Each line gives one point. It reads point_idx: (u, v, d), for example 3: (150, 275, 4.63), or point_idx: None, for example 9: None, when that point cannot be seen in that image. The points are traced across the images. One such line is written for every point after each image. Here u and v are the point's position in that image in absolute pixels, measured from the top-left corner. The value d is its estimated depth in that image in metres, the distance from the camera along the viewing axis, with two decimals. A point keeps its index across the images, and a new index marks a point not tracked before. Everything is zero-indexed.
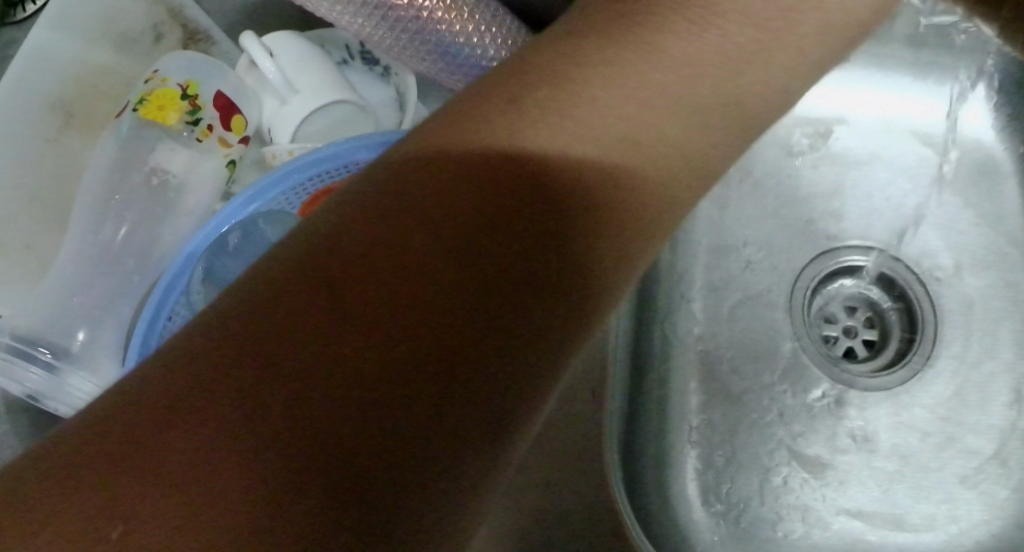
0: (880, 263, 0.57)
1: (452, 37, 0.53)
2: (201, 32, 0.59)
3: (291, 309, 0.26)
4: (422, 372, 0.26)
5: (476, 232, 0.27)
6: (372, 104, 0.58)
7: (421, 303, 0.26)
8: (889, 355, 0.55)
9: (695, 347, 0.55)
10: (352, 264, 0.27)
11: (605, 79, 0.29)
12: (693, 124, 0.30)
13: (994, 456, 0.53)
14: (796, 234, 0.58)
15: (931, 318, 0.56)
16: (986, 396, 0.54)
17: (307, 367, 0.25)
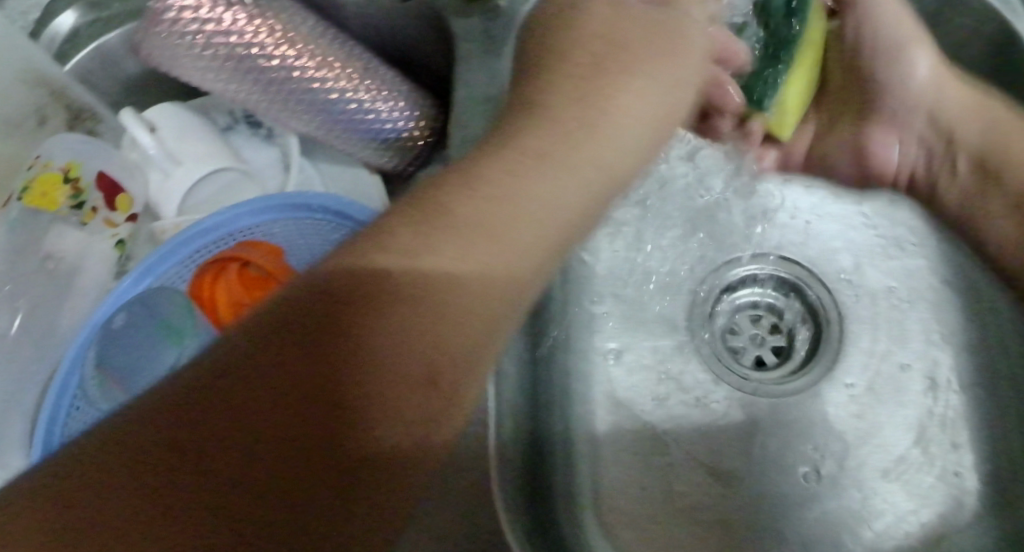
0: (780, 269, 0.58)
1: (323, 94, 0.52)
2: (87, 111, 0.56)
3: (146, 459, 0.30)
4: (257, 500, 0.30)
5: (307, 387, 0.31)
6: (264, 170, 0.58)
7: (251, 439, 0.30)
8: (799, 360, 0.55)
9: (604, 378, 0.54)
10: (193, 425, 0.30)
11: (462, 236, 0.34)
12: (488, 257, 0.35)
13: (915, 446, 0.52)
14: (694, 250, 0.58)
15: (836, 315, 0.55)
16: (879, 380, 0.53)
17: (154, 511, 0.29)
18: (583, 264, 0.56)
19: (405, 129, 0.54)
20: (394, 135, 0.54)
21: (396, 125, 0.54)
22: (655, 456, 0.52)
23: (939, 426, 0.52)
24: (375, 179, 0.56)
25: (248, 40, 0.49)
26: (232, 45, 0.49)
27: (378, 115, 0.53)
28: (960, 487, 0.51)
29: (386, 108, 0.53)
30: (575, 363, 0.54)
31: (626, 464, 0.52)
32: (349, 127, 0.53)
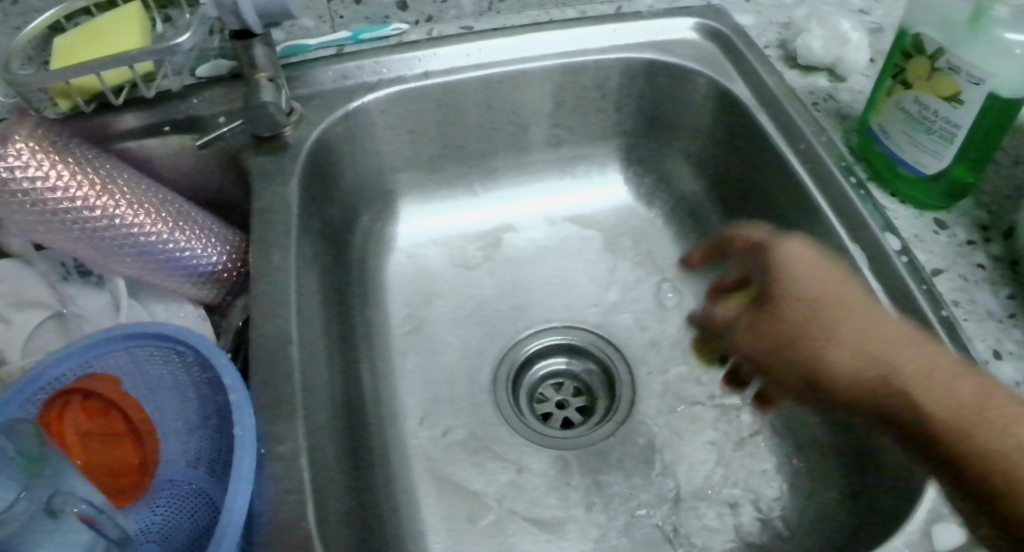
0: (575, 337, 0.62)
1: (142, 239, 0.58)
2: None
3: None
4: None
5: None
6: (94, 313, 0.60)
7: None
8: (598, 414, 0.60)
9: (420, 452, 0.56)
10: None
11: None
12: None
13: (715, 466, 0.57)
14: (491, 327, 0.61)
15: (626, 369, 0.61)
16: (675, 416, 0.59)
17: None
18: (392, 356, 0.59)
19: (219, 264, 0.61)
20: (211, 270, 0.61)
21: (211, 262, 0.61)
22: (486, 517, 0.54)
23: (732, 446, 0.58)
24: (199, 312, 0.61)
25: (72, 194, 0.55)
26: (58, 200, 0.55)
27: (193, 254, 0.60)
28: (756, 498, 0.56)
29: (200, 248, 0.60)
30: (396, 446, 0.56)
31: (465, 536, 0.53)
32: (167, 266, 0.59)
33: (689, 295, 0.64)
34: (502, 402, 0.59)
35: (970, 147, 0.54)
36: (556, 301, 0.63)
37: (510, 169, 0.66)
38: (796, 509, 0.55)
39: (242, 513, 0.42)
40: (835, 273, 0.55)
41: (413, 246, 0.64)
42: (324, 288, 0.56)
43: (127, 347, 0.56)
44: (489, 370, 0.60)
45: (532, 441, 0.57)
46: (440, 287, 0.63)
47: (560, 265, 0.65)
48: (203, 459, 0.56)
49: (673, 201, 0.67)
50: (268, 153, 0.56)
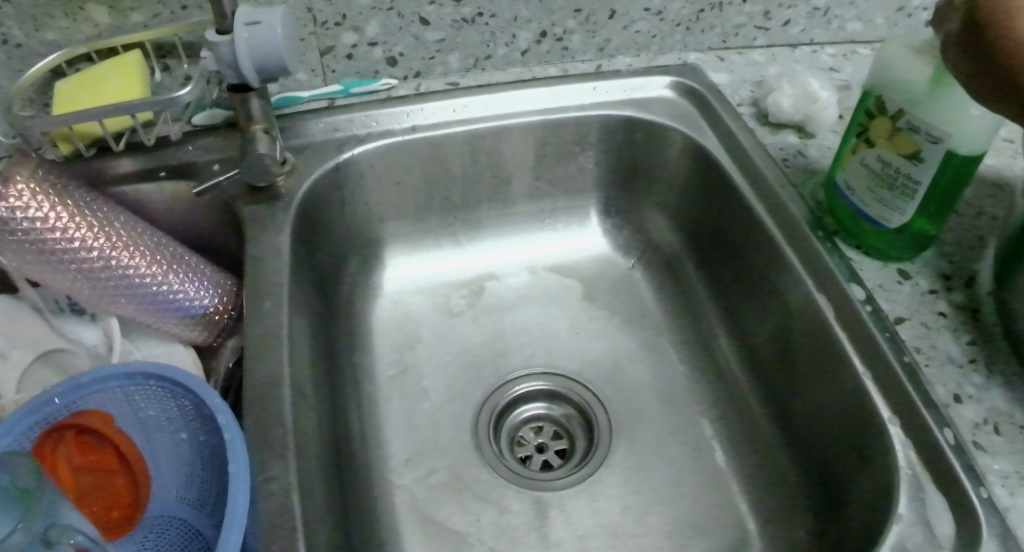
0: (556, 382, 0.64)
1: (136, 280, 0.60)
2: None
3: None
4: None
5: None
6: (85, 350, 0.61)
7: None
8: (577, 457, 0.62)
9: (404, 493, 0.57)
10: None
11: None
12: None
13: (690, 506, 0.59)
14: (474, 371, 0.64)
15: (605, 411, 0.63)
16: (651, 456, 0.61)
17: None
18: (377, 399, 0.61)
19: (211, 306, 0.63)
20: (203, 312, 0.62)
21: (203, 303, 0.62)
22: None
23: (707, 487, 0.60)
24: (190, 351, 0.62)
25: (71, 236, 0.58)
26: (57, 240, 0.57)
27: (186, 296, 0.61)
28: (728, 538, 0.58)
29: (193, 290, 0.62)
30: (381, 487, 0.58)
31: None
32: (160, 308, 0.61)
33: (665, 341, 0.67)
34: (485, 448, 0.60)
35: (927, 202, 0.57)
36: (537, 346, 0.65)
37: (493, 219, 0.69)
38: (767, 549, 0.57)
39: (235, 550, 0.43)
40: (803, 323, 0.57)
41: (400, 293, 0.67)
42: (314, 332, 0.58)
43: (120, 386, 0.58)
44: (472, 415, 0.62)
45: (513, 483, 0.59)
46: (424, 332, 0.65)
47: (541, 311, 0.67)
48: (192, 495, 0.57)
49: (650, 250, 0.70)
50: (261, 201, 0.59)
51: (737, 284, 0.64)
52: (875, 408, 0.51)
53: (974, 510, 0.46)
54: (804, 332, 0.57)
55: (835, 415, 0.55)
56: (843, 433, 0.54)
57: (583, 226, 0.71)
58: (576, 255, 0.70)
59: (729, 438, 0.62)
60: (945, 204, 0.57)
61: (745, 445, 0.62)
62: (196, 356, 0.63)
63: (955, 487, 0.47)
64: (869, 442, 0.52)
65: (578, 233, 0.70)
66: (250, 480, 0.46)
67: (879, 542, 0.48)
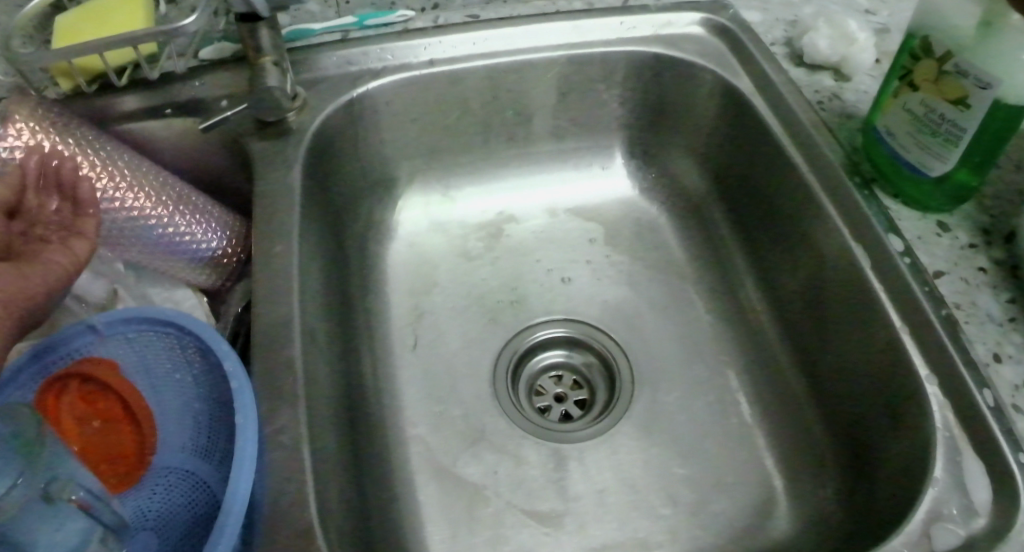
0: (576, 330, 0.62)
1: (141, 222, 0.57)
2: None
3: None
4: None
5: None
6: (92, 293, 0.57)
7: None
8: (596, 408, 0.60)
9: (419, 442, 0.56)
10: None
11: None
12: None
13: (717, 463, 0.57)
14: (492, 316, 0.61)
15: (627, 362, 0.61)
16: (676, 409, 0.59)
17: None
18: (391, 345, 0.59)
19: (218, 250, 0.61)
20: (210, 255, 0.60)
21: (210, 247, 0.60)
22: (483, 511, 0.53)
23: (733, 443, 0.58)
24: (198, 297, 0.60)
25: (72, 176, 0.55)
26: None
27: (193, 239, 0.59)
28: (753, 495, 0.56)
29: (200, 233, 0.60)
30: (395, 436, 0.56)
31: (463, 527, 0.53)
32: (166, 251, 0.58)
33: (690, 290, 0.64)
34: (500, 397, 0.58)
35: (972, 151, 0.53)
36: (557, 293, 0.63)
37: (512, 160, 0.66)
38: (791, 504, 0.56)
39: (245, 497, 0.41)
40: (837, 272, 0.54)
41: (415, 236, 0.64)
42: (325, 277, 0.56)
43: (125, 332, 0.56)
44: (488, 364, 0.59)
45: (530, 433, 0.57)
46: (438, 277, 0.63)
47: (561, 257, 0.64)
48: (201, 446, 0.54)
49: (675, 197, 0.67)
50: (270, 138, 0.56)
51: (767, 231, 0.61)
52: (912, 362, 0.48)
53: (1014, 475, 0.44)
54: (838, 281, 0.54)
55: (867, 368, 0.53)
56: (877, 388, 0.52)
57: (606, 170, 0.68)
58: (598, 199, 0.67)
59: (755, 392, 0.60)
60: (992, 155, 0.53)
61: (772, 399, 0.60)
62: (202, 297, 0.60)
63: (995, 452, 0.45)
64: (904, 399, 0.49)
65: (601, 177, 0.68)
66: (257, 430, 0.44)
67: (910, 504, 0.46)
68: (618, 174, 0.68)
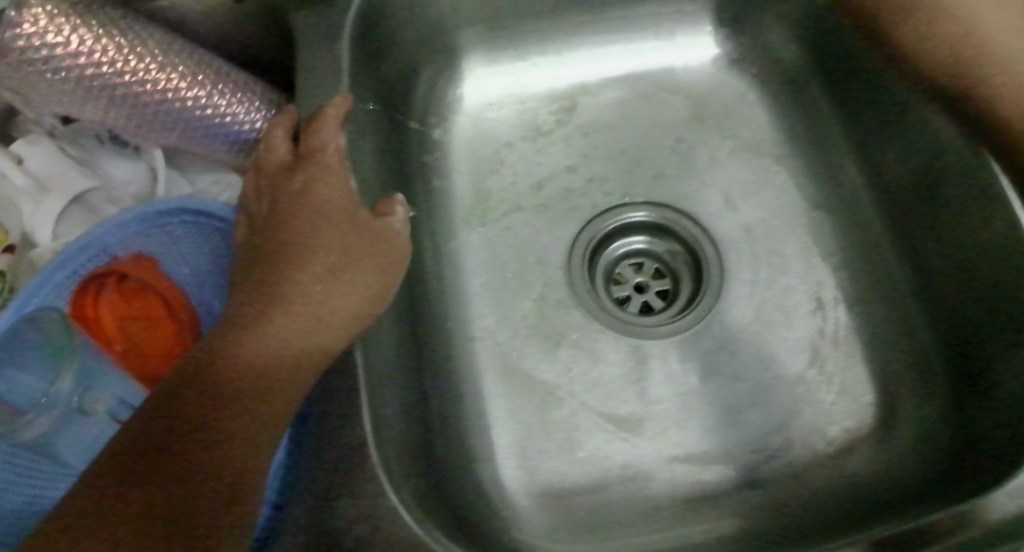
0: (658, 214, 0.56)
1: (177, 104, 0.53)
2: None
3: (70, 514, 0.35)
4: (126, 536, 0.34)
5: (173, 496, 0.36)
6: (131, 185, 0.59)
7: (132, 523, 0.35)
8: (682, 301, 0.55)
9: (486, 340, 0.53)
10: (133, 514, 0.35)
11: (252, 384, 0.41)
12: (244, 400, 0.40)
13: (810, 366, 0.53)
14: (564, 206, 0.56)
15: (715, 248, 0.55)
16: (765, 307, 0.54)
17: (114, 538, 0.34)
18: (455, 238, 0.55)
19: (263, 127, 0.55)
20: (255, 136, 0.55)
21: (253, 125, 0.55)
22: (559, 415, 0.52)
23: (829, 343, 0.53)
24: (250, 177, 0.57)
25: (97, 59, 0.49)
26: (82, 66, 0.49)
27: (234, 118, 0.54)
28: (849, 399, 0.52)
29: (241, 110, 0.54)
30: (462, 333, 0.53)
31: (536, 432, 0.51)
32: (211, 133, 0.54)
33: (785, 174, 0.57)
34: (577, 289, 0.54)
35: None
36: (633, 180, 0.57)
37: (585, 26, 0.58)
38: (890, 407, 0.51)
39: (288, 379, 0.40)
40: (958, 159, 0.47)
41: (479, 111, 0.58)
42: (379, 164, 0.52)
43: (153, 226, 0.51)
44: (563, 255, 0.55)
45: (612, 327, 0.53)
46: (503, 160, 0.57)
47: (640, 137, 0.58)
48: None
49: (770, 67, 0.59)
50: (305, 5, 0.49)
51: (875, 108, 0.53)
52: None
53: None
54: (958, 168, 0.47)
55: (994, 266, 0.46)
56: (999, 289, 0.46)
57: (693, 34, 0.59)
58: (684, 68, 0.59)
59: (857, 286, 0.54)
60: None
61: (874, 293, 0.54)
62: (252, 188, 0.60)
63: None
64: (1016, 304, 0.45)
65: (687, 43, 0.59)
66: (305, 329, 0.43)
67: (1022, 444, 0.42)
68: (708, 39, 0.59)
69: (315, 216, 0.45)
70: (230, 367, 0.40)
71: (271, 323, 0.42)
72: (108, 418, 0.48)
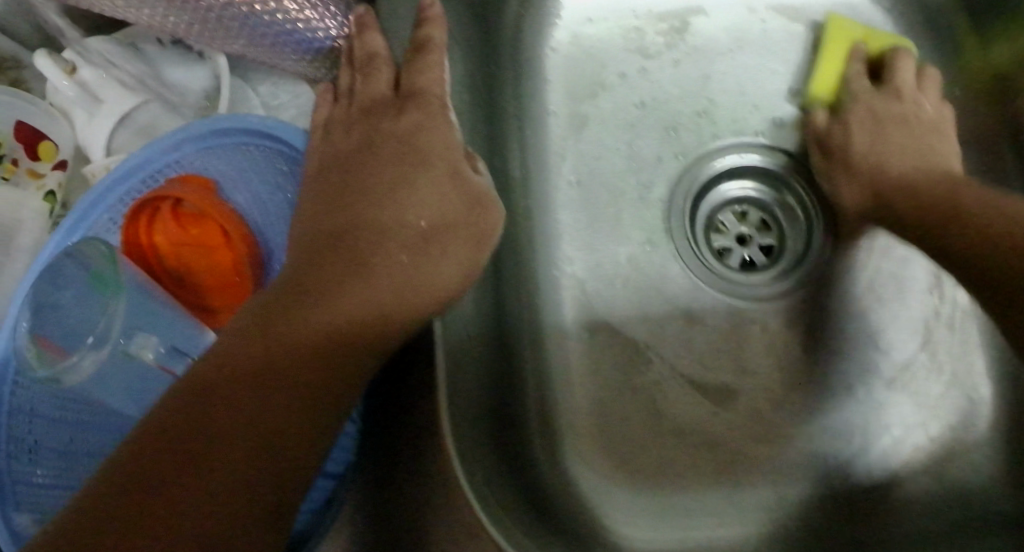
0: (772, 162, 0.51)
1: (242, 9, 0.49)
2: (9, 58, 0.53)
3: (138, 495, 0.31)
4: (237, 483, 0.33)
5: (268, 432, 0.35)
6: (192, 92, 0.54)
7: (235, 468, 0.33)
8: (787, 261, 0.50)
9: (573, 290, 0.49)
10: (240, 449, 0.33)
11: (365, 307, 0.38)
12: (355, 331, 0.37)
13: (922, 350, 0.48)
14: (666, 144, 0.51)
15: (832, 206, 0.50)
16: (879, 279, 0.49)
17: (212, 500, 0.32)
18: (545, 177, 0.50)
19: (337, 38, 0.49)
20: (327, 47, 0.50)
21: (327, 34, 0.49)
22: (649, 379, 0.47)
23: (945, 326, 0.48)
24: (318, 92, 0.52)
25: None
26: None
27: (305, 25, 0.49)
28: (960, 388, 0.48)
29: (313, 16, 0.49)
30: (547, 280, 0.49)
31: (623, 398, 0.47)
32: (281, 42, 0.50)
33: None
34: (676, 238, 0.50)
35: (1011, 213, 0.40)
36: (741, 118, 0.51)
37: None
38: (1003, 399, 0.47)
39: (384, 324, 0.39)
40: None
41: (578, 25, 0.52)
42: (469, 94, 0.47)
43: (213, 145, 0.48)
44: (663, 198, 0.50)
45: (708, 283, 0.49)
46: (602, 86, 0.51)
47: (755, 68, 0.51)
48: None
49: (910, 8, 0.52)
50: None
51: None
52: None
53: None
54: None
55: None
56: None
57: None
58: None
59: None
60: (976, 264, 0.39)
61: None
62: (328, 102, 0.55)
63: None
64: None
65: None
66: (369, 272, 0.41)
67: None
68: None
69: (395, 172, 0.42)
70: (337, 292, 0.37)
71: (375, 251, 0.39)
72: (156, 369, 0.43)
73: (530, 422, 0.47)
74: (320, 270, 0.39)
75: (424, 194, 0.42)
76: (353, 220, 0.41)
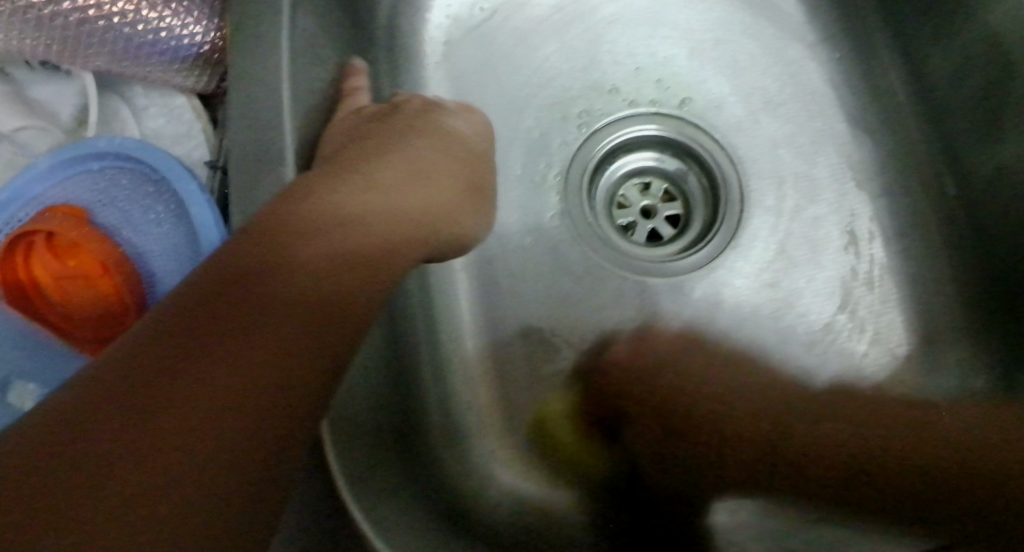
0: (668, 129, 0.49)
1: (100, 23, 0.47)
2: None
3: (76, 491, 0.21)
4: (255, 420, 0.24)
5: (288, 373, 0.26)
6: (63, 112, 0.49)
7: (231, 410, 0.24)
8: (694, 230, 0.48)
9: (473, 285, 0.47)
10: (241, 384, 0.24)
11: (372, 226, 0.33)
12: (369, 244, 0.32)
13: (840, 312, 0.47)
14: (559, 121, 0.49)
15: (735, 171, 0.49)
16: (791, 240, 0.47)
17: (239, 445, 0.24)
18: None
19: (204, 43, 0.48)
20: (196, 54, 0.48)
21: (192, 40, 0.47)
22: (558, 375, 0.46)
23: (863, 283, 0.47)
24: (192, 102, 0.49)
25: None
26: None
27: (170, 33, 0.47)
28: (880, 344, 0.46)
29: (178, 22, 0.47)
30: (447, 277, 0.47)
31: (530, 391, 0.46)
32: (148, 52, 0.48)
33: (812, 81, 0.50)
34: (575, 221, 0.48)
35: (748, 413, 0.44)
36: (637, 87, 0.49)
37: None
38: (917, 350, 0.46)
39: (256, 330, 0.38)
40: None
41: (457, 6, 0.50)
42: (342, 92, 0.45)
43: (79, 174, 0.46)
44: (559, 181, 0.48)
45: (614, 263, 0.48)
46: (488, 67, 0.49)
47: (641, 30, 0.50)
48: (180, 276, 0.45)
49: None
50: None
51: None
52: None
53: None
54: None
55: None
56: None
57: None
58: None
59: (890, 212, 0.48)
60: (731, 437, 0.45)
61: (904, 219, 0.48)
62: (203, 109, 0.49)
63: None
64: None
65: None
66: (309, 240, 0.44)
67: None
68: None
69: (380, 136, 0.40)
70: (342, 212, 0.32)
71: (388, 181, 0.36)
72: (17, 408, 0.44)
73: (446, 422, 0.46)
74: (312, 191, 0.33)
75: (438, 162, 0.41)
76: (361, 166, 0.36)
